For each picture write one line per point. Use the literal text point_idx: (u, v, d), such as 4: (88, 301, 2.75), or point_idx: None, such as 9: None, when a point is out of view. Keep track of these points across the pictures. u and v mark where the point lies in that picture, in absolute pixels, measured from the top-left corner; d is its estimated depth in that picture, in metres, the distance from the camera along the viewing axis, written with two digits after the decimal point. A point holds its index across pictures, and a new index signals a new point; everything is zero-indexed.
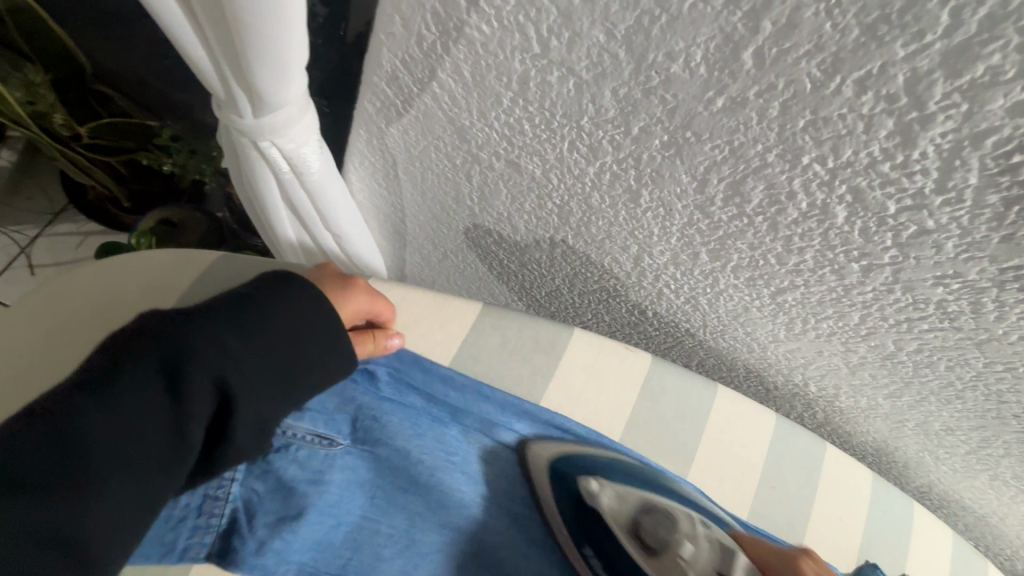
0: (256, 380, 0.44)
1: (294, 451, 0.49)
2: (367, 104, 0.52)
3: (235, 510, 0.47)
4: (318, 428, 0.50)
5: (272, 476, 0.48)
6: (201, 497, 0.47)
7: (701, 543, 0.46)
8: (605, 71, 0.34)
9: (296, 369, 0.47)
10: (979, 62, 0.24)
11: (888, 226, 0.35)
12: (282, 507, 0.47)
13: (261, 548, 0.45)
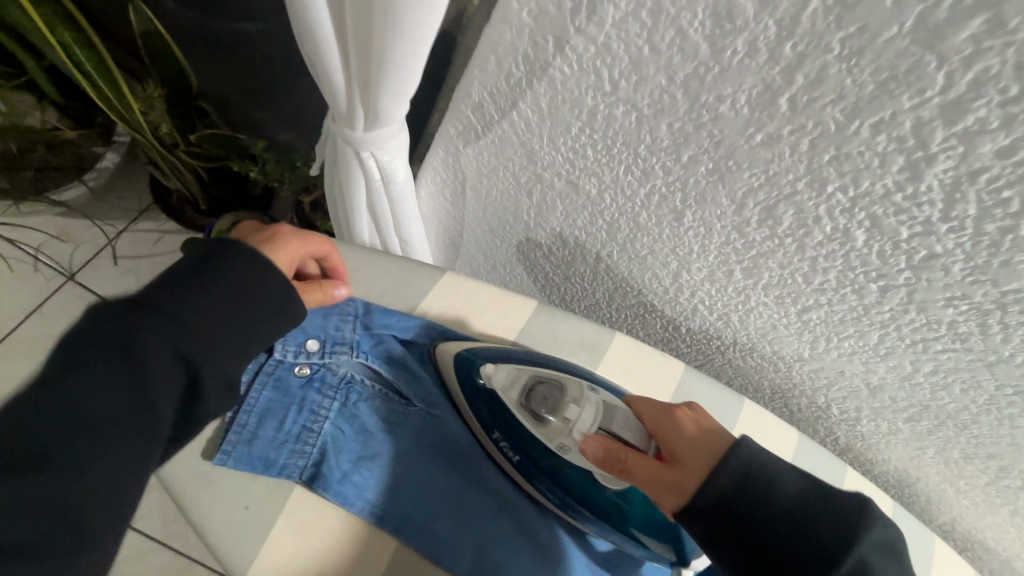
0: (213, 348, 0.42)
1: (377, 404, 0.55)
2: (450, 127, 0.61)
3: (326, 443, 0.52)
4: (400, 388, 0.56)
5: (358, 421, 0.53)
6: (301, 425, 0.52)
7: (586, 404, 0.50)
8: (663, 108, 0.42)
9: (251, 331, 0.45)
10: (969, 114, 0.30)
11: (902, 249, 0.41)
12: (353, 445, 0.52)
13: (343, 478, 0.51)
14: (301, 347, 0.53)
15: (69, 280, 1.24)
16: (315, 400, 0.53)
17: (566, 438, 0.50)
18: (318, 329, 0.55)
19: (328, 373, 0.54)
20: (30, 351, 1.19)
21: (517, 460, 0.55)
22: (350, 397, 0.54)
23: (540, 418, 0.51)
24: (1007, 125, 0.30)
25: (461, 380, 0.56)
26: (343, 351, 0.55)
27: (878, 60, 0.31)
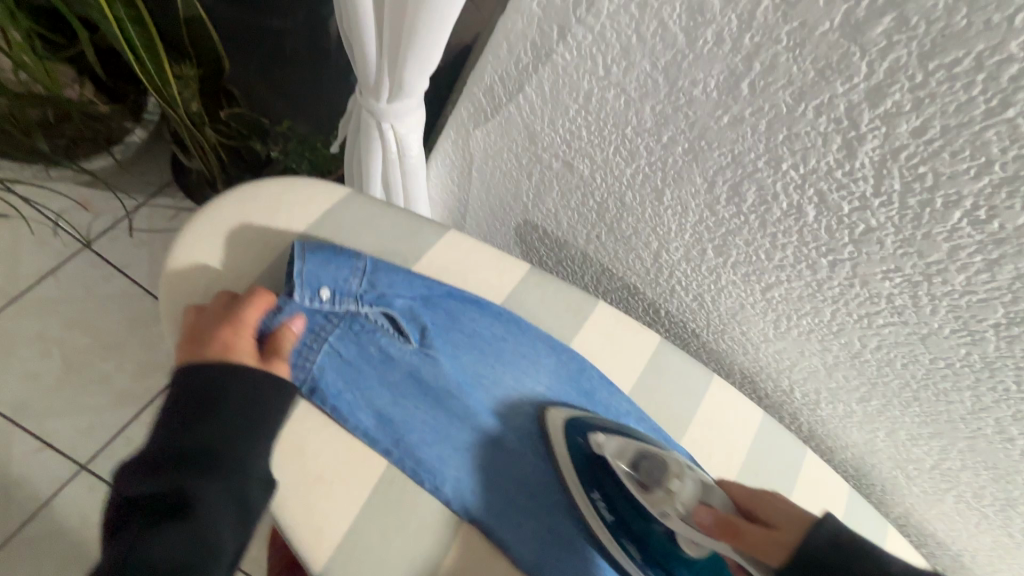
0: (232, 442, 0.42)
1: (375, 336, 0.50)
2: (463, 110, 0.68)
3: (324, 363, 0.48)
4: (398, 323, 0.51)
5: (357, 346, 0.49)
6: (301, 343, 0.48)
7: (687, 481, 0.48)
8: (647, 92, 0.49)
9: (250, 424, 0.43)
10: (887, 98, 0.37)
11: (844, 224, 0.47)
12: (356, 387, 0.48)
13: (338, 395, 0.48)
14: (315, 294, 0.48)
15: (85, 248, 1.28)
16: (318, 333, 0.48)
17: (670, 507, 0.48)
18: (329, 278, 0.49)
19: (336, 315, 0.49)
20: (43, 312, 1.23)
21: (611, 519, 0.52)
22: (352, 339, 0.49)
23: (647, 488, 0.49)
24: (916, 107, 0.37)
25: (473, 325, 0.55)
26: (351, 302, 0.49)
27: (816, 50, 0.38)
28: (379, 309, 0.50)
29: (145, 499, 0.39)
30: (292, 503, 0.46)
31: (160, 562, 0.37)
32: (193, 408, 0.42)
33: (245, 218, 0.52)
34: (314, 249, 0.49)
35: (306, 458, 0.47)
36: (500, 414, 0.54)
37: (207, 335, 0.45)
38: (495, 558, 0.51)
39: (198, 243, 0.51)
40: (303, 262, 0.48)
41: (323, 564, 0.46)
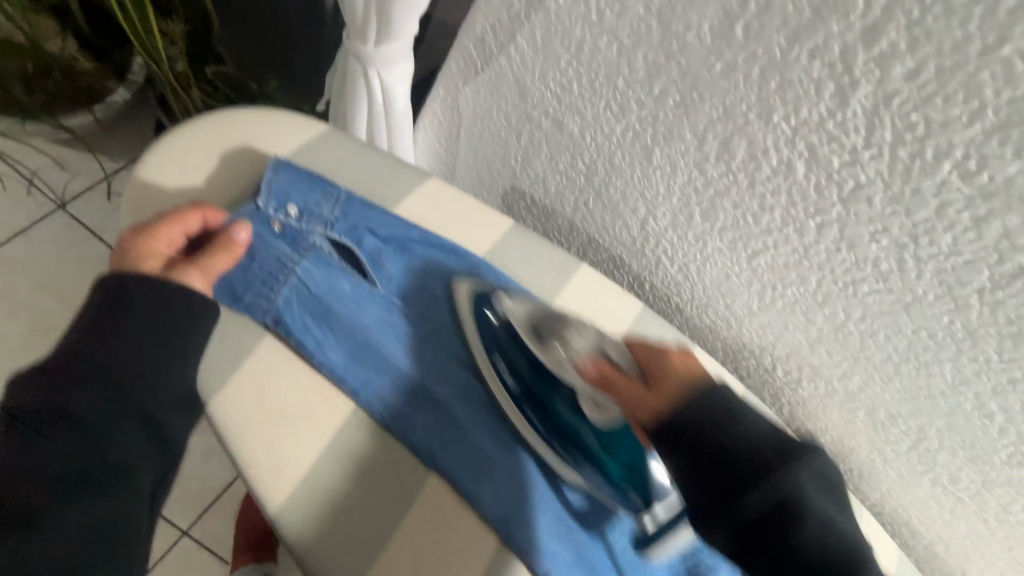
0: (150, 367, 0.41)
1: (343, 273, 0.50)
2: (454, 64, 0.67)
3: (290, 296, 0.48)
4: (367, 262, 0.51)
5: (325, 282, 0.49)
6: (266, 274, 0.48)
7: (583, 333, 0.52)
8: (641, 38, 0.48)
9: (158, 341, 0.42)
10: (882, 37, 0.37)
11: (834, 181, 0.46)
12: (315, 314, 0.48)
13: (303, 330, 0.47)
14: (283, 207, 0.49)
15: (58, 209, 1.24)
16: (280, 252, 0.48)
17: (565, 358, 0.50)
18: (298, 195, 0.50)
19: (299, 235, 0.49)
20: (11, 271, 1.18)
21: (517, 391, 0.52)
22: (314, 266, 0.49)
23: (545, 344, 0.52)
24: (911, 47, 0.36)
25: (448, 275, 0.54)
26: (317, 226, 0.50)
27: None
28: (346, 246, 0.51)
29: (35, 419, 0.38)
30: (250, 441, 0.45)
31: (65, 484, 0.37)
32: (99, 323, 0.41)
33: (217, 147, 0.51)
34: (290, 166, 0.50)
35: (264, 395, 0.46)
36: (475, 368, 0.53)
37: (132, 248, 0.44)
38: (458, 511, 0.48)
39: (162, 165, 0.49)
40: (275, 173, 0.49)
41: (280, 508, 0.45)
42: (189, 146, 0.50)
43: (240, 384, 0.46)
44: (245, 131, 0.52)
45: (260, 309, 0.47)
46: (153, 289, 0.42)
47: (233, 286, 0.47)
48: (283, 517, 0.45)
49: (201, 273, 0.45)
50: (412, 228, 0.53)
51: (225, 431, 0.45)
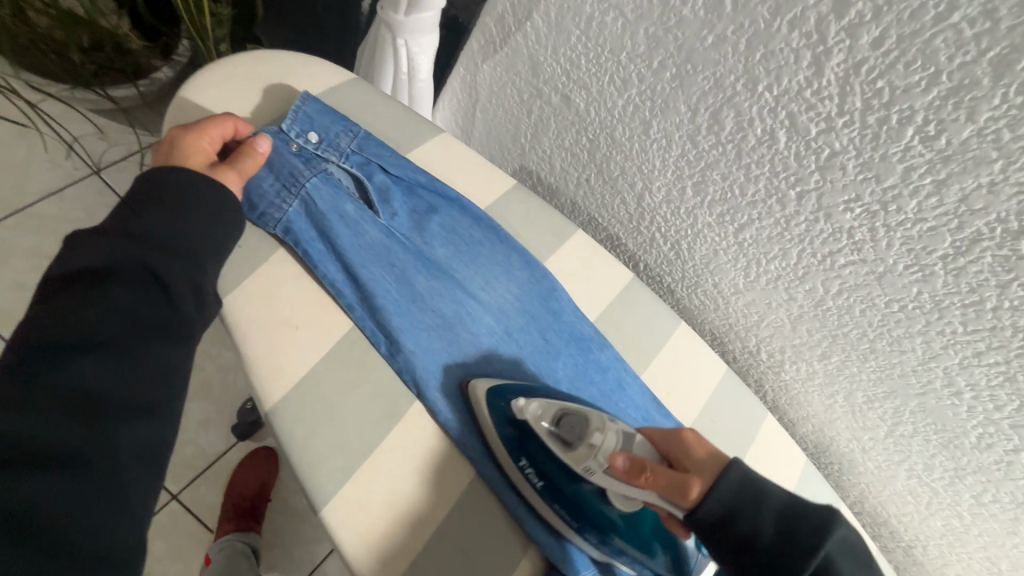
0: (191, 245, 0.45)
1: (349, 199, 0.54)
2: (474, 43, 0.73)
3: (300, 209, 0.52)
4: (373, 196, 0.56)
5: (333, 204, 0.53)
6: (280, 186, 0.52)
7: (608, 433, 0.48)
8: (643, 14, 0.54)
9: (208, 224, 0.46)
10: (851, 8, 0.42)
11: (812, 149, 0.51)
12: (323, 229, 0.52)
13: (309, 241, 0.52)
14: (305, 132, 0.54)
15: (93, 174, 1.30)
16: (296, 168, 0.52)
17: (592, 461, 0.47)
18: (321, 127, 0.55)
19: (315, 159, 0.54)
20: (42, 227, 1.23)
21: (526, 467, 0.52)
22: (326, 186, 0.53)
23: (568, 443, 0.49)
24: (876, 17, 0.41)
25: (447, 221, 0.59)
26: (333, 155, 0.55)
27: None
28: (356, 177, 0.55)
29: (105, 269, 0.41)
30: (255, 340, 0.49)
31: (103, 338, 0.40)
32: (152, 199, 0.45)
33: (254, 78, 0.56)
34: (317, 100, 0.56)
35: (272, 303, 0.51)
36: (464, 306, 0.57)
37: (177, 144, 0.48)
38: (435, 440, 0.52)
39: (204, 86, 0.55)
40: (304, 103, 0.55)
41: (276, 403, 0.48)
42: (229, 74, 0.56)
43: (251, 290, 0.50)
44: (281, 72, 0.58)
45: (272, 219, 0.52)
46: (196, 182, 0.46)
47: (252, 196, 0.52)
48: (277, 412, 0.48)
49: (235, 173, 0.49)
50: (420, 174, 0.58)
51: (234, 328, 0.49)
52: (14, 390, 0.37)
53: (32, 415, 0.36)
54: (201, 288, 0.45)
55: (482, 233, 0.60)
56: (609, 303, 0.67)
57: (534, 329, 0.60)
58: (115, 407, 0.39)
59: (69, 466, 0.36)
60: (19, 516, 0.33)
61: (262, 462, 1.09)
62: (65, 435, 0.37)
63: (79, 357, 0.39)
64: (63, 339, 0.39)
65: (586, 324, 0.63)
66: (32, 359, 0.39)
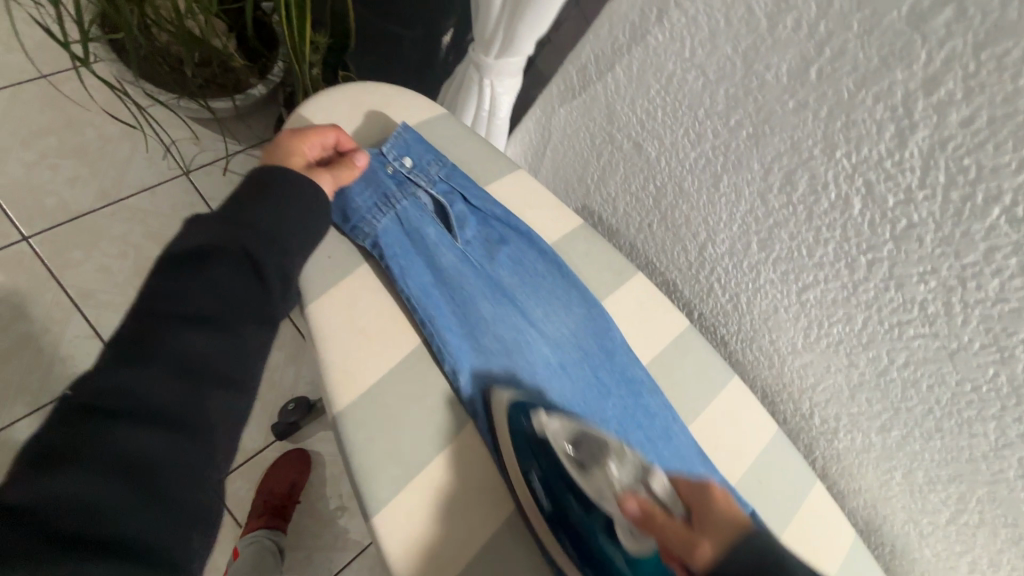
0: (285, 237, 0.49)
1: (430, 222, 0.58)
2: (554, 88, 0.77)
3: (388, 225, 0.56)
4: (452, 222, 0.59)
5: (418, 227, 0.57)
6: (374, 204, 0.56)
7: (625, 461, 0.52)
8: (724, 75, 0.56)
9: (304, 220, 0.50)
10: (941, 87, 0.42)
11: (887, 218, 0.51)
12: (406, 248, 0.56)
13: (392, 255, 0.55)
14: (400, 157, 0.59)
15: (182, 175, 1.38)
16: (389, 189, 0.57)
17: (605, 485, 0.51)
18: (415, 153, 0.59)
19: (406, 183, 0.58)
20: (132, 219, 1.32)
21: (549, 509, 0.51)
22: (414, 210, 0.58)
23: (583, 466, 0.52)
24: (967, 97, 0.41)
25: (515, 253, 0.62)
26: (422, 180, 0.59)
27: (882, 38, 0.44)
28: (439, 202, 0.59)
29: (211, 247, 0.45)
30: (333, 345, 0.53)
31: (199, 309, 0.43)
32: (259, 191, 0.50)
33: (359, 106, 0.62)
34: (414, 129, 0.61)
35: (351, 313, 0.54)
36: (523, 334, 0.59)
37: (282, 146, 0.53)
38: (481, 462, 0.53)
39: (316, 109, 0.60)
40: (403, 131, 0.60)
41: (344, 407, 0.51)
42: (337, 99, 0.61)
43: (332, 298, 0.54)
44: (383, 102, 0.63)
45: (362, 233, 0.56)
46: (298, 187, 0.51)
47: (346, 209, 0.56)
48: (344, 416, 0.51)
49: (331, 178, 0.54)
50: (496, 207, 0.62)
51: (315, 332, 0.53)
52: (127, 350, 0.40)
53: (141, 379, 0.39)
54: (288, 274, 0.48)
55: (547, 267, 0.62)
56: (663, 348, 0.67)
57: (587, 366, 0.61)
58: (211, 377, 0.42)
59: (170, 428, 0.39)
60: (135, 472, 0.37)
61: (296, 463, 1.12)
62: (171, 398, 0.40)
63: (179, 325, 0.42)
64: (162, 307, 0.42)
65: (638, 369, 0.63)
66: (143, 323, 0.41)
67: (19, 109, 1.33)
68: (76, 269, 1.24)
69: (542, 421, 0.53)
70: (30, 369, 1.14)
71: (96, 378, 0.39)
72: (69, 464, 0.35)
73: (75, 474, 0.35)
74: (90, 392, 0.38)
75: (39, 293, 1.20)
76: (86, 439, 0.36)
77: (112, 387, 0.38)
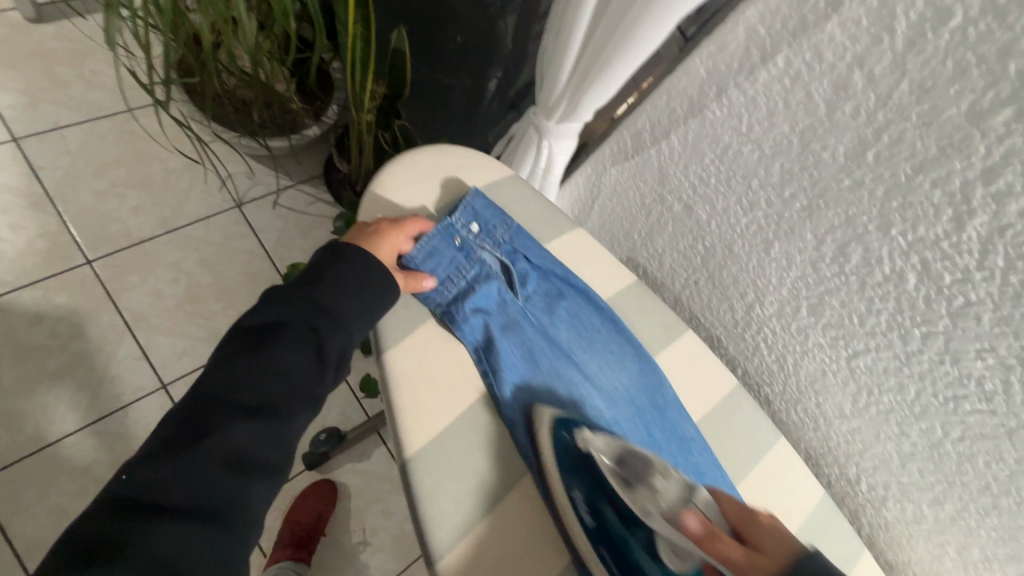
0: (344, 323, 0.53)
1: (495, 285, 0.61)
2: (607, 149, 0.81)
3: (460, 292, 0.60)
4: (515, 283, 0.62)
5: (484, 293, 0.60)
6: (447, 274, 0.60)
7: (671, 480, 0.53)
8: (780, 150, 0.59)
9: (360, 303, 0.55)
10: (999, 178, 0.45)
11: (944, 295, 0.52)
12: (472, 308, 0.59)
13: (463, 321, 0.59)
14: (469, 223, 0.62)
15: (235, 207, 1.44)
16: (460, 258, 0.61)
17: (651, 504, 0.51)
18: (482, 219, 0.63)
19: (474, 248, 0.62)
20: (185, 246, 1.36)
21: (592, 526, 0.52)
22: (482, 275, 0.61)
23: (628, 484, 0.53)
24: None
25: (573, 310, 0.64)
26: (488, 244, 0.63)
27: (941, 130, 0.47)
28: (504, 264, 0.63)
29: (272, 332, 0.51)
30: (406, 391, 0.55)
31: (251, 402, 0.48)
32: (325, 278, 0.54)
33: (434, 167, 0.67)
34: (483, 195, 0.64)
35: (423, 360, 0.57)
36: (579, 390, 0.61)
37: (377, 234, 0.58)
38: (535, 513, 0.55)
39: (397, 171, 0.65)
40: (472, 199, 0.63)
41: (415, 451, 0.53)
42: (415, 161, 0.66)
43: (406, 346, 0.57)
44: (455, 163, 0.68)
45: (432, 296, 0.59)
46: (367, 271, 0.55)
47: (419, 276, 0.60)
48: (415, 459, 0.53)
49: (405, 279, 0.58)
50: (556, 266, 0.65)
51: (390, 377, 0.55)
52: (180, 441, 0.45)
53: (194, 467, 0.45)
54: (340, 360, 0.54)
55: (603, 324, 0.65)
56: (712, 407, 0.69)
57: (639, 422, 0.63)
58: (249, 469, 0.47)
59: (203, 523, 0.43)
60: (167, 564, 0.41)
61: (325, 495, 1.13)
62: (209, 490, 0.45)
63: (229, 417, 0.47)
64: (218, 400, 0.48)
65: (688, 427, 0.64)
66: (200, 413, 0.47)
67: (92, 141, 1.39)
68: (131, 292, 1.29)
69: (587, 439, 0.55)
70: (80, 387, 1.18)
71: (149, 464, 0.44)
72: (113, 554, 0.40)
73: (116, 566, 0.39)
74: (150, 481, 0.44)
75: (95, 313, 1.25)
76: (131, 530, 0.41)
77: (161, 476, 0.44)
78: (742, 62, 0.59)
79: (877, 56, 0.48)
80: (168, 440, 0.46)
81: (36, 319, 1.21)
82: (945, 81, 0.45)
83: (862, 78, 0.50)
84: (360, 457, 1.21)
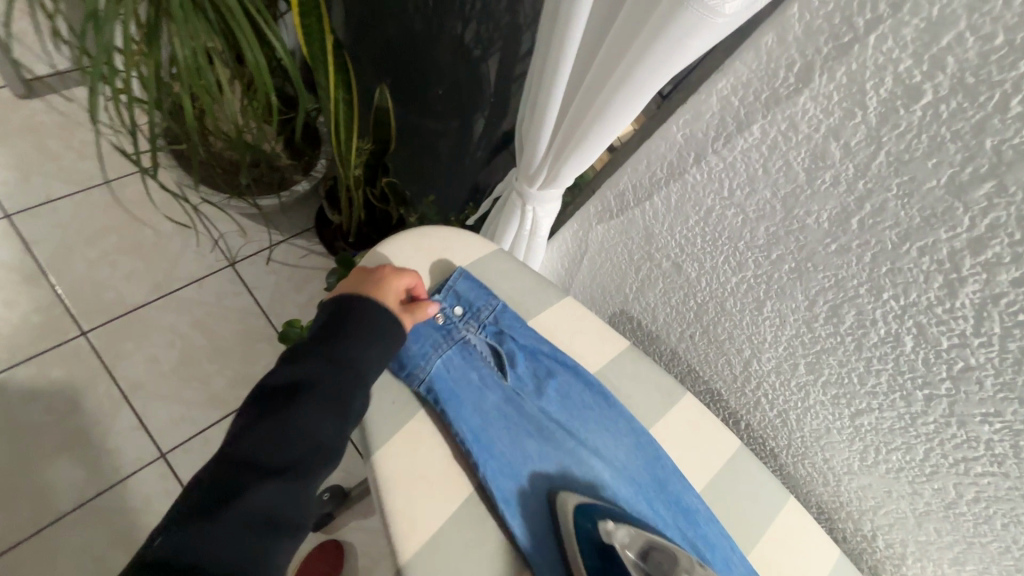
0: (366, 369, 0.53)
1: (481, 364, 0.61)
2: (592, 208, 0.81)
3: (444, 371, 0.59)
4: (501, 362, 0.62)
5: (470, 372, 0.60)
6: (430, 352, 0.59)
7: None
8: (764, 214, 0.58)
9: (378, 347, 0.54)
10: (987, 249, 0.44)
11: (943, 358, 0.51)
12: (458, 390, 0.59)
13: (447, 400, 0.57)
14: (453, 305, 0.62)
15: (228, 267, 1.43)
16: (444, 339, 0.61)
17: None
18: (466, 299, 0.63)
19: (458, 330, 0.62)
20: (179, 311, 1.35)
21: None
22: (467, 355, 0.61)
23: None
24: (1016, 260, 0.43)
25: (565, 388, 0.63)
26: (473, 324, 0.62)
27: (923, 201, 0.46)
28: (490, 343, 0.62)
29: (298, 384, 0.50)
30: (398, 492, 0.54)
31: (278, 459, 0.47)
32: (339, 326, 0.54)
33: (420, 245, 0.66)
34: (467, 275, 0.65)
35: (413, 455, 0.56)
36: (576, 472, 0.59)
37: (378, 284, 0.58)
38: None
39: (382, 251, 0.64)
40: (457, 280, 0.64)
41: (410, 558, 0.51)
42: (399, 238, 0.65)
43: (394, 444, 0.56)
44: (440, 237, 0.67)
45: (417, 378, 0.58)
46: (383, 320, 0.55)
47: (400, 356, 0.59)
48: (410, 567, 0.51)
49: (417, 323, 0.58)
50: (544, 343, 0.64)
51: (380, 479, 0.54)
52: (206, 504, 0.43)
53: (222, 527, 0.42)
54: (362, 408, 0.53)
55: (595, 398, 0.63)
56: (715, 473, 0.67)
57: (641, 499, 0.61)
58: (278, 530, 0.44)
59: None
60: None
61: (331, 560, 1.10)
62: (237, 552, 0.42)
63: (255, 473, 0.45)
64: (243, 457, 0.46)
65: (693, 501, 0.62)
66: (223, 474, 0.45)
67: (84, 212, 1.39)
68: (126, 361, 1.28)
69: (609, 530, 0.53)
70: (77, 463, 1.16)
71: (174, 533, 0.41)
72: None
73: None
74: (175, 544, 0.41)
75: (90, 385, 1.24)
76: None
77: (188, 543, 0.41)
78: (717, 130, 0.59)
79: (851, 129, 0.48)
80: (193, 507, 0.43)
81: (31, 396, 1.20)
82: (921, 155, 0.44)
83: (839, 149, 0.49)
84: (364, 516, 1.18)
